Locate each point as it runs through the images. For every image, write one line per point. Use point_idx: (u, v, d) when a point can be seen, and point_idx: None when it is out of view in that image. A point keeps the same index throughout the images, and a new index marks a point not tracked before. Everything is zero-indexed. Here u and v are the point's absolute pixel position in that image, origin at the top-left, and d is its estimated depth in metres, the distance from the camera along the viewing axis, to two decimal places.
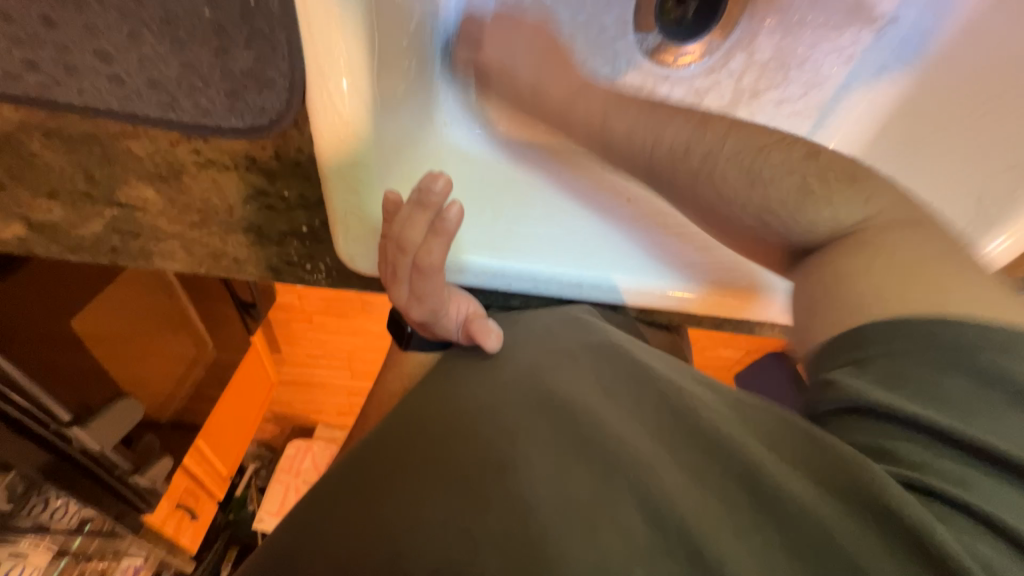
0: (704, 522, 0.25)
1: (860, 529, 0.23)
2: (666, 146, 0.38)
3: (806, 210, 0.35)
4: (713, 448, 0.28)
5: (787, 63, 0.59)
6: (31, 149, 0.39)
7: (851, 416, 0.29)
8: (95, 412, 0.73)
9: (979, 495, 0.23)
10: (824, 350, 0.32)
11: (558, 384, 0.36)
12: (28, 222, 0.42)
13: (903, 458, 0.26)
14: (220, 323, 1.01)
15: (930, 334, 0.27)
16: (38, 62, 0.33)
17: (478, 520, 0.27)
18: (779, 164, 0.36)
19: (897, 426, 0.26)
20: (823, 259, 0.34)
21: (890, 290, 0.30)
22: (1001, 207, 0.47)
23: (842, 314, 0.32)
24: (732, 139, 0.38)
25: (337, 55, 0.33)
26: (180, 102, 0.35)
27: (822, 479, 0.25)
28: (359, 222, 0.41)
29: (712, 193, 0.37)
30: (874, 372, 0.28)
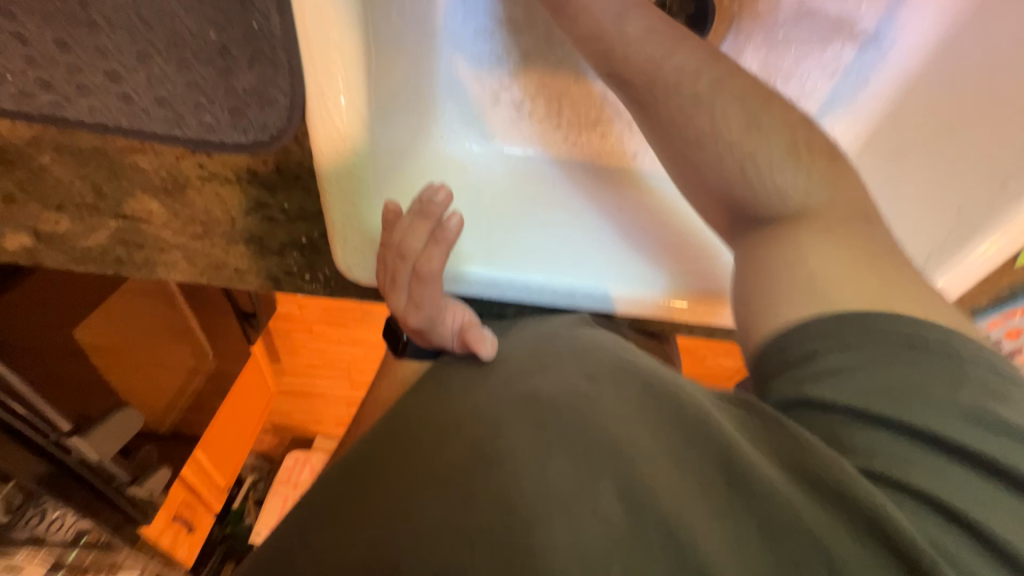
0: (678, 509, 0.25)
1: (826, 514, 0.24)
2: (674, 67, 0.36)
3: (780, 172, 0.35)
4: (692, 435, 0.28)
5: (773, 78, 0.57)
6: (40, 164, 0.40)
7: (811, 410, 0.28)
8: (94, 421, 0.74)
9: (931, 480, 0.24)
10: (766, 345, 0.32)
11: (547, 383, 0.36)
12: (37, 234, 0.44)
13: (848, 445, 0.26)
14: (221, 333, 1.02)
15: (873, 329, 0.29)
16: (51, 81, 0.35)
17: (469, 518, 0.28)
18: (775, 121, 0.35)
19: (852, 416, 0.27)
20: (776, 245, 0.35)
21: (833, 274, 0.32)
22: (981, 212, 0.45)
23: (790, 305, 0.32)
24: (738, 79, 0.36)
25: (337, 75, 0.34)
26: (186, 119, 0.37)
27: (792, 465, 0.26)
28: (357, 234, 0.42)
29: (708, 123, 0.36)
30: (832, 362, 0.29)
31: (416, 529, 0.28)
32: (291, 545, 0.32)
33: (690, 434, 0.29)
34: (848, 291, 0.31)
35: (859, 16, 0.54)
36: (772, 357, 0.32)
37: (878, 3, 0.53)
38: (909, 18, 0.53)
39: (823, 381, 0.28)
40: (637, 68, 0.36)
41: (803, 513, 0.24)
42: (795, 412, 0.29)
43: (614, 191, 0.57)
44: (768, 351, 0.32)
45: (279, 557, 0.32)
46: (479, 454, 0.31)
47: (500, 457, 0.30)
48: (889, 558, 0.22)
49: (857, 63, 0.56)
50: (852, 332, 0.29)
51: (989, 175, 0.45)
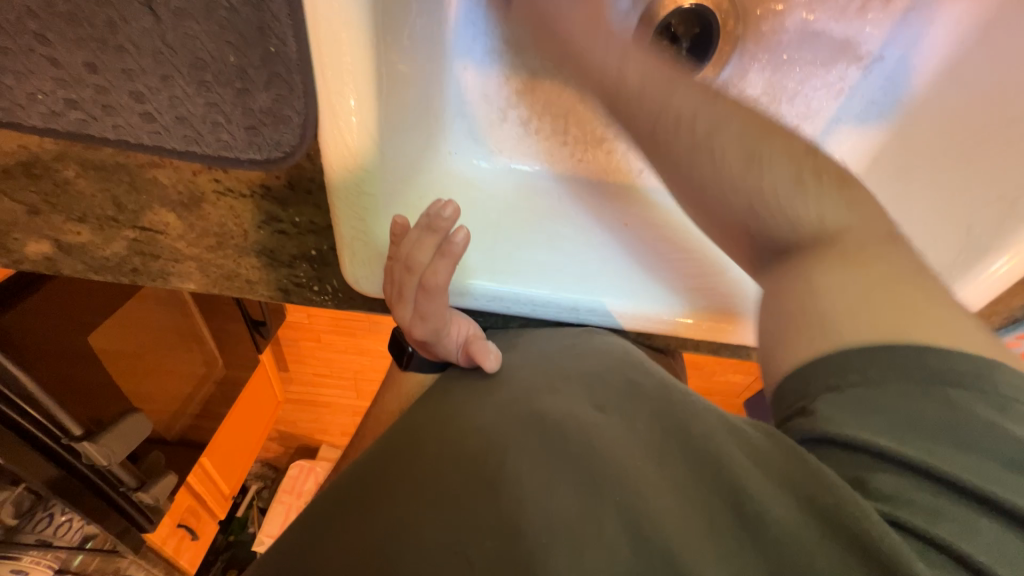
0: (684, 547, 0.24)
1: (841, 560, 0.22)
2: (674, 114, 0.33)
3: (794, 204, 0.32)
4: (701, 469, 0.28)
5: (777, 98, 0.58)
6: (65, 178, 0.42)
7: (834, 446, 0.27)
8: (105, 427, 0.74)
9: (966, 538, 0.22)
10: (788, 380, 0.31)
11: (551, 405, 0.36)
12: (59, 244, 0.46)
13: (876, 491, 0.25)
14: (231, 340, 1.05)
15: (906, 365, 0.27)
16: (78, 100, 0.37)
17: (471, 538, 0.27)
18: (778, 150, 0.33)
19: (879, 455, 0.26)
20: (787, 274, 0.33)
21: (859, 309, 0.29)
22: (990, 236, 0.45)
23: (808, 343, 0.30)
24: (739, 117, 0.34)
25: (348, 95, 0.35)
26: (204, 136, 0.38)
27: (806, 503, 0.24)
28: (365, 247, 0.43)
29: (710, 167, 0.33)
30: (850, 399, 0.27)
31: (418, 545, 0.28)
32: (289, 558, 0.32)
33: (696, 471, 0.28)
34: (865, 315, 0.29)
35: (864, 38, 0.54)
36: (793, 393, 0.30)
37: (882, 25, 0.53)
38: (915, 41, 0.53)
39: (843, 415, 0.27)
40: (638, 114, 0.34)
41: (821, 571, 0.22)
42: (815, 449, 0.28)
43: (618, 206, 0.58)
44: (790, 387, 0.31)
45: (280, 568, 0.32)
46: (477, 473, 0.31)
47: (499, 476, 0.30)
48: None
49: (862, 84, 0.56)
50: (874, 366, 0.28)
51: (1000, 197, 0.45)
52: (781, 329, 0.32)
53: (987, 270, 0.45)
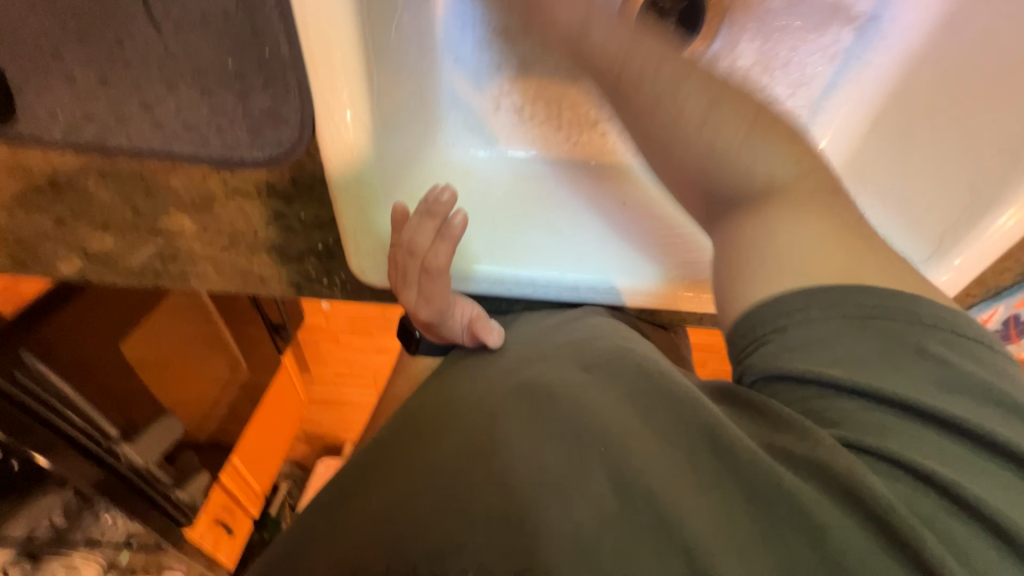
0: (666, 482, 0.27)
1: (811, 487, 0.25)
2: (636, 65, 0.33)
3: (743, 160, 0.32)
4: (679, 411, 0.30)
5: (771, 66, 0.57)
6: (87, 189, 0.44)
7: (786, 384, 0.29)
8: (140, 429, 0.81)
9: (902, 445, 0.25)
10: (739, 327, 0.31)
11: (542, 376, 0.36)
12: (86, 253, 0.49)
13: (826, 417, 0.27)
14: (252, 345, 1.07)
15: (850, 302, 0.28)
16: (94, 113, 0.39)
17: (472, 498, 0.28)
18: (734, 108, 0.33)
19: (828, 388, 0.27)
20: (738, 223, 0.33)
21: (804, 255, 0.30)
22: (994, 188, 0.45)
23: (756, 287, 0.31)
24: (696, 74, 0.33)
25: (341, 92, 0.37)
26: (210, 140, 0.40)
27: (767, 444, 0.27)
28: (368, 238, 0.45)
29: (668, 119, 0.33)
30: (798, 335, 0.29)
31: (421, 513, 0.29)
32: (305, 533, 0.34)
33: (678, 413, 0.30)
34: (818, 262, 0.30)
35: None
36: (744, 334, 0.31)
37: None
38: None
39: (799, 352, 0.28)
40: (599, 64, 0.34)
41: (785, 484, 0.25)
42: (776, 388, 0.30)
43: (613, 188, 0.58)
44: (740, 329, 0.31)
45: (301, 533, 0.34)
46: (475, 446, 0.32)
47: (498, 444, 0.31)
48: (868, 524, 0.23)
49: (856, 46, 0.55)
50: (823, 307, 0.28)
51: (999, 146, 0.45)
52: (735, 275, 0.32)
53: (994, 225, 0.45)
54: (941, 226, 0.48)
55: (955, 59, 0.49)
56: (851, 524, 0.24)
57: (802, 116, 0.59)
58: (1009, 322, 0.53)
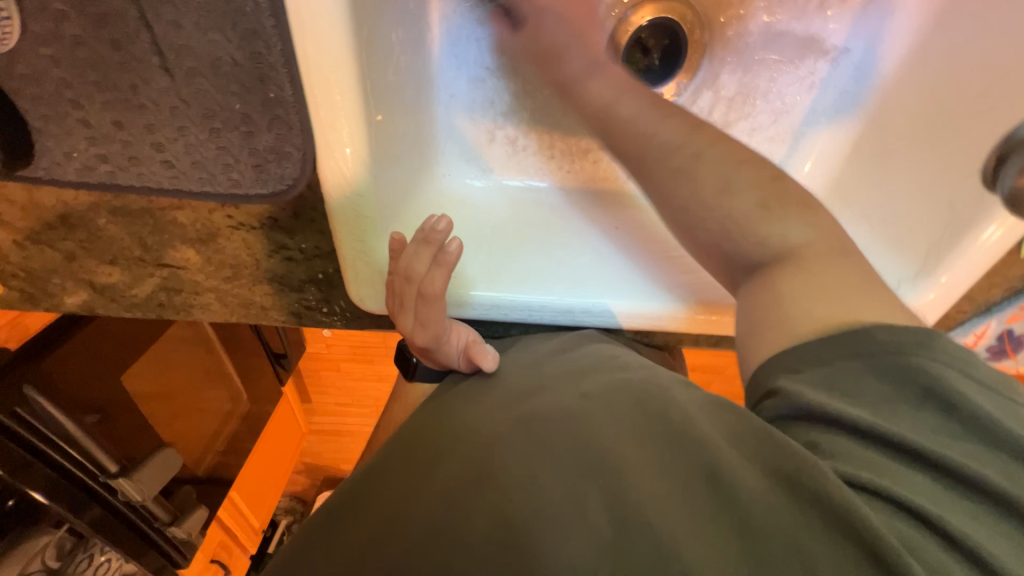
0: (663, 516, 0.26)
1: (807, 520, 0.25)
2: (659, 145, 0.37)
3: (759, 228, 0.35)
4: (678, 445, 0.30)
5: (751, 96, 0.60)
6: (98, 225, 0.46)
7: (796, 421, 0.30)
8: (139, 463, 0.79)
9: (893, 480, 0.25)
10: (761, 368, 0.33)
11: (540, 408, 0.37)
12: (93, 286, 0.50)
13: (827, 451, 0.28)
14: (255, 375, 1.08)
15: (860, 343, 0.29)
16: (108, 154, 0.41)
17: (465, 524, 0.29)
18: (748, 179, 0.36)
19: (831, 425, 0.28)
20: (761, 283, 0.35)
21: (822, 307, 0.31)
22: (973, 207, 0.47)
23: (772, 330, 0.33)
24: (711, 145, 0.37)
25: (342, 130, 0.39)
26: (216, 176, 0.42)
27: (773, 470, 0.27)
28: (366, 267, 0.46)
29: (688, 192, 0.36)
30: (812, 374, 0.30)
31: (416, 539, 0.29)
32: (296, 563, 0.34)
33: (677, 444, 0.30)
34: (828, 310, 0.31)
35: (827, 33, 0.56)
36: (758, 379, 0.32)
37: (843, 19, 0.55)
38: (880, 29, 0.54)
39: (806, 387, 0.29)
40: (622, 139, 0.39)
41: (779, 513, 0.25)
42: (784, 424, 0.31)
43: (605, 214, 0.60)
44: (756, 373, 0.33)
45: (294, 557, 0.35)
46: (473, 476, 0.32)
47: (495, 473, 0.31)
48: (860, 554, 0.23)
49: (832, 76, 0.58)
50: (831, 351, 0.30)
51: (970, 172, 0.48)
52: (753, 328, 0.34)
53: (979, 239, 0.47)
54: (927, 246, 0.50)
55: (921, 85, 0.52)
56: (841, 553, 0.24)
57: (784, 142, 0.61)
58: (1002, 337, 0.55)
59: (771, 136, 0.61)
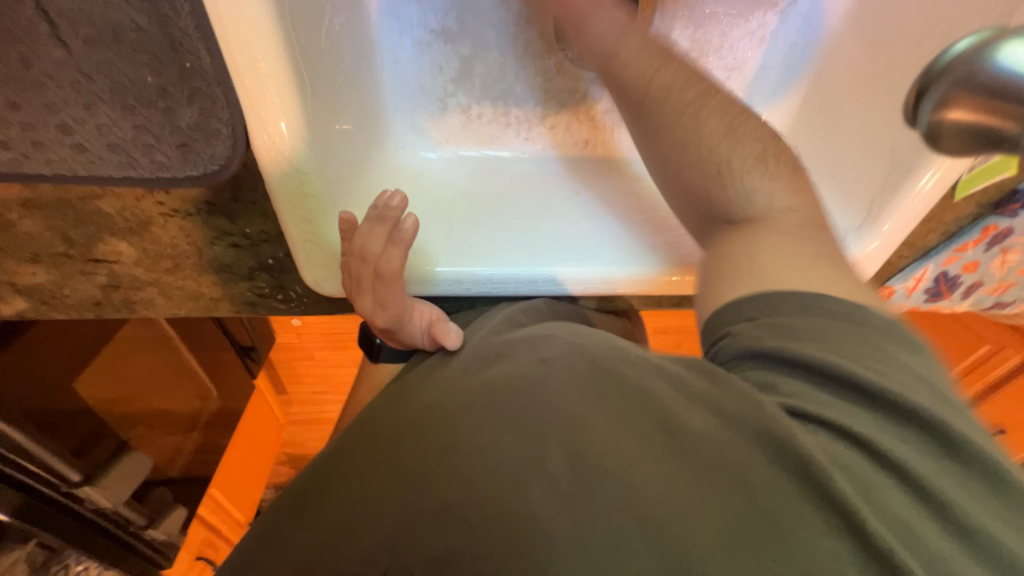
0: (623, 460, 0.27)
1: (752, 453, 0.26)
2: (665, 78, 0.40)
3: (748, 175, 0.38)
4: (634, 395, 0.31)
5: (705, 52, 0.60)
6: (10, 220, 0.42)
7: (749, 363, 0.31)
8: (102, 469, 0.75)
9: (831, 409, 0.27)
10: (716, 312, 0.35)
11: (497, 373, 0.37)
12: (17, 288, 0.46)
13: (783, 389, 0.29)
14: (221, 367, 1.02)
15: (787, 299, 0.32)
16: (7, 140, 0.37)
17: (426, 493, 0.28)
18: (753, 127, 0.40)
19: (789, 367, 0.29)
20: (723, 251, 0.38)
21: (773, 270, 0.34)
22: (910, 154, 0.48)
23: (744, 283, 0.34)
24: (721, 95, 0.40)
25: (272, 103, 0.37)
26: (138, 160, 0.39)
27: (717, 413, 0.29)
28: (318, 248, 0.44)
29: (687, 129, 0.39)
30: (772, 327, 0.31)
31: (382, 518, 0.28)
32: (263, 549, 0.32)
33: (627, 401, 0.31)
34: (784, 275, 0.33)
35: None
36: (720, 323, 0.34)
37: None
38: None
39: (762, 334, 0.31)
40: (627, 81, 0.41)
41: (727, 453, 0.27)
42: (736, 368, 0.32)
43: (570, 179, 0.60)
44: (717, 318, 0.35)
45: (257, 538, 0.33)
46: (436, 444, 0.31)
47: (459, 439, 0.31)
48: (805, 486, 0.25)
49: (779, 29, 0.58)
50: (783, 305, 0.32)
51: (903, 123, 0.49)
52: (712, 282, 0.37)
53: (916, 188, 0.48)
54: (869, 194, 0.52)
55: (863, 40, 0.53)
56: (782, 480, 0.25)
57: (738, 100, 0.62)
58: (938, 279, 0.58)
59: None
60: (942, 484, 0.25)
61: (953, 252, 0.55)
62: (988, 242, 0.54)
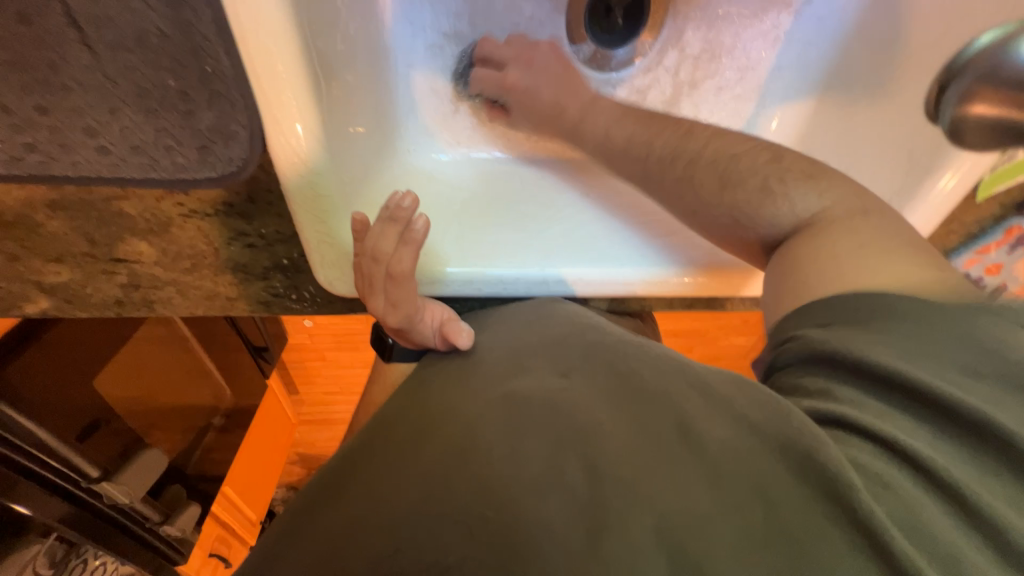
0: (636, 469, 0.28)
1: (771, 460, 0.26)
2: (658, 152, 0.45)
3: (766, 206, 0.38)
4: (657, 408, 0.32)
5: (718, 53, 0.60)
6: (38, 221, 0.43)
7: (810, 365, 0.31)
8: (120, 466, 0.76)
9: (887, 423, 0.26)
10: (798, 313, 0.34)
11: (519, 387, 0.37)
12: (42, 287, 0.47)
13: (838, 396, 0.28)
14: (237, 369, 1.05)
15: (863, 305, 0.30)
16: (35, 143, 0.38)
17: (444, 498, 0.28)
18: (747, 166, 0.40)
19: (849, 371, 0.29)
20: (787, 254, 0.37)
21: (852, 271, 0.33)
22: (931, 155, 0.49)
23: (823, 287, 0.34)
24: (711, 145, 0.43)
25: (288, 104, 0.38)
26: (159, 161, 0.40)
27: (742, 421, 0.28)
28: (331, 249, 0.45)
29: (692, 190, 0.42)
30: (841, 328, 0.30)
31: (401, 520, 0.28)
32: (279, 545, 0.32)
33: (654, 410, 0.31)
34: (869, 272, 0.32)
35: None
36: (786, 327, 0.34)
37: None
38: None
39: (825, 334, 0.30)
40: (611, 150, 0.50)
41: (753, 464, 0.26)
42: (793, 373, 0.32)
43: (582, 181, 0.59)
44: (787, 322, 0.34)
45: (278, 535, 0.34)
46: (454, 447, 0.32)
47: (476, 445, 0.31)
48: (823, 496, 0.24)
49: (796, 28, 0.57)
50: (861, 307, 0.30)
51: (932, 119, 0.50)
52: (779, 290, 0.37)
53: (935, 189, 0.49)
54: (890, 191, 0.52)
55: (880, 36, 0.52)
56: (802, 494, 0.25)
57: (751, 101, 0.62)
58: (958, 284, 0.54)
59: (738, 94, 0.62)
60: (1015, 518, 0.23)
61: (975, 254, 0.53)
62: (1011, 244, 0.52)
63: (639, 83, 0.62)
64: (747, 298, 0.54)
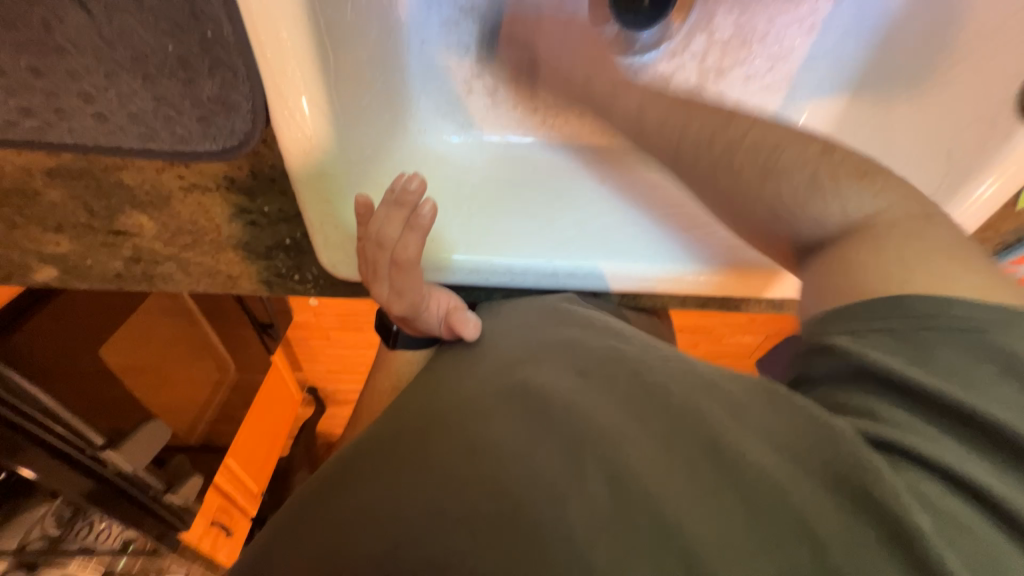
0: (667, 492, 0.26)
1: (815, 493, 0.25)
2: (693, 137, 0.40)
3: (813, 205, 0.35)
4: (686, 423, 0.30)
5: (748, 39, 0.57)
6: (35, 189, 0.42)
7: (848, 380, 0.29)
8: (126, 435, 0.76)
9: (947, 455, 0.24)
10: (827, 319, 0.31)
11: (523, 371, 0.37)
12: (44, 257, 0.46)
13: (884, 420, 0.27)
14: (241, 345, 1.06)
15: (898, 310, 0.28)
16: (30, 107, 0.37)
17: (467, 506, 0.27)
18: (794, 157, 0.37)
19: (898, 393, 0.27)
20: (829, 252, 0.34)
21: (899, 273, 0.29)
22: (973, 156, 0.45)
23: (849, 286, 0.31)
24: (756, 129, 0.39)
25: (294, 79, 0.36)
26: (159, 132, 0.38)
27: (779, 446, 0.27)
28: (336, 231, 0.44)
29: (730, 178, 0.38)
30: (877, 340, 0.28)
31: (412, 518, 0.28)
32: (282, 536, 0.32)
33: (675, 419, 0.30)
34: (904, 271, 0.29)
35: None
36: (814, 335, 0.32)
37: None
38: None
39: (870, 347, 0.28)
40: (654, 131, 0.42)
41: (795, 492, 0.25)
42: (825, 384, 0.30)
43: (599, 170, 0.57)
44: (813, 330, 0.32)
45: (284, 527, 0.33)
46: (470, 446, 0.31)
47: (489, 447, 0.31)
48: (883, 535, 0.23)
49: (834, 16, 0.55)
50: (896, 315, 0.28)
51: (979, 115, 0.45)
52: (823, 289, 0.33)
53: (976, 191, 0.45)
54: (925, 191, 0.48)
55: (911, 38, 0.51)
56: (856, 530, 0.23)
57: (780, 91, 0.59)
58: None
59: (767, 83, 0.59)
60: None
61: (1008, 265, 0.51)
62: None
63: (664, 68, 0.59)
64: (765, 300, 0.52)
